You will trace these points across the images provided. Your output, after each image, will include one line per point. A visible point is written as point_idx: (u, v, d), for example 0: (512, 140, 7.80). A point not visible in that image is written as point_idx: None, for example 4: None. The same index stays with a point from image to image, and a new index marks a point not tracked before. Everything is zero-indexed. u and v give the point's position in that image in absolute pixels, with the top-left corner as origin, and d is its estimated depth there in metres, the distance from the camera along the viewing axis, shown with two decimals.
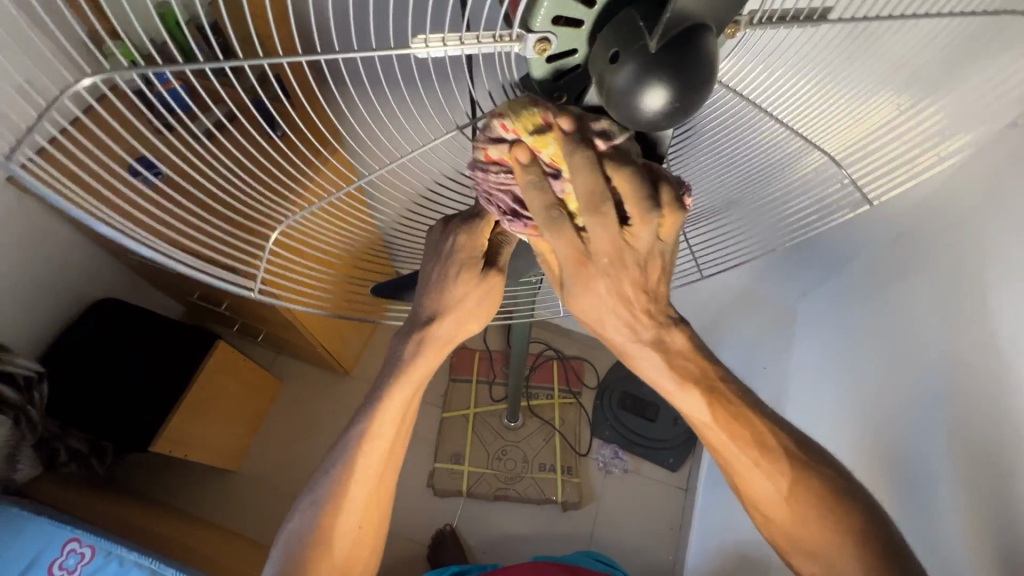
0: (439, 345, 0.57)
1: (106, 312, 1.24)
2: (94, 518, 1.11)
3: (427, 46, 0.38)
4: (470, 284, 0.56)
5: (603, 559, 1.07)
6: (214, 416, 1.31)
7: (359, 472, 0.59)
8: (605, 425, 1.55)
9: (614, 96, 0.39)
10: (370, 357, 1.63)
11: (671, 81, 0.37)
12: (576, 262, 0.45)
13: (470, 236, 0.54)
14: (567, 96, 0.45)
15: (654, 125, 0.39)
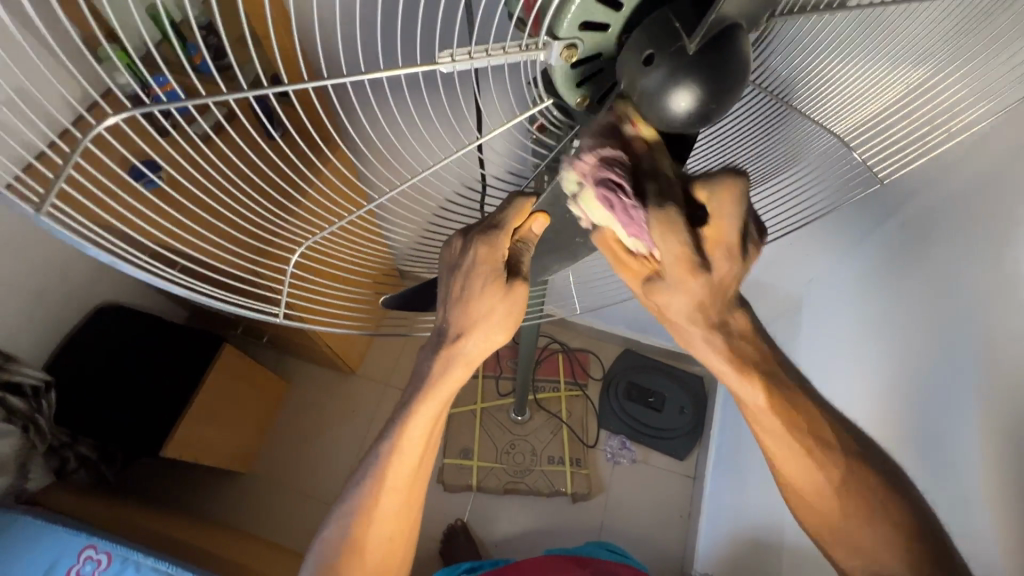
0: (466, 361, 0.57)
1: (112, 318, 1.24)
2: (107, 523, 1.11)
3: (453, 61, 0.38)
4: (494, 297, 0.55)
5: (614, 548, 1.07)
6: (223, 417, 1.32)
7: (388, 485, 0.59)
8: (612, 416, 1.56)
9: (643, 95, 0.40)
10: (375, 354, 1.63)
11: (701, 83, 0.38)
12: (682, 266, 0.43)
13: (490, 246, 0.53)
14: (587, 99, 0.44)
15: (680, 124, 0.41)
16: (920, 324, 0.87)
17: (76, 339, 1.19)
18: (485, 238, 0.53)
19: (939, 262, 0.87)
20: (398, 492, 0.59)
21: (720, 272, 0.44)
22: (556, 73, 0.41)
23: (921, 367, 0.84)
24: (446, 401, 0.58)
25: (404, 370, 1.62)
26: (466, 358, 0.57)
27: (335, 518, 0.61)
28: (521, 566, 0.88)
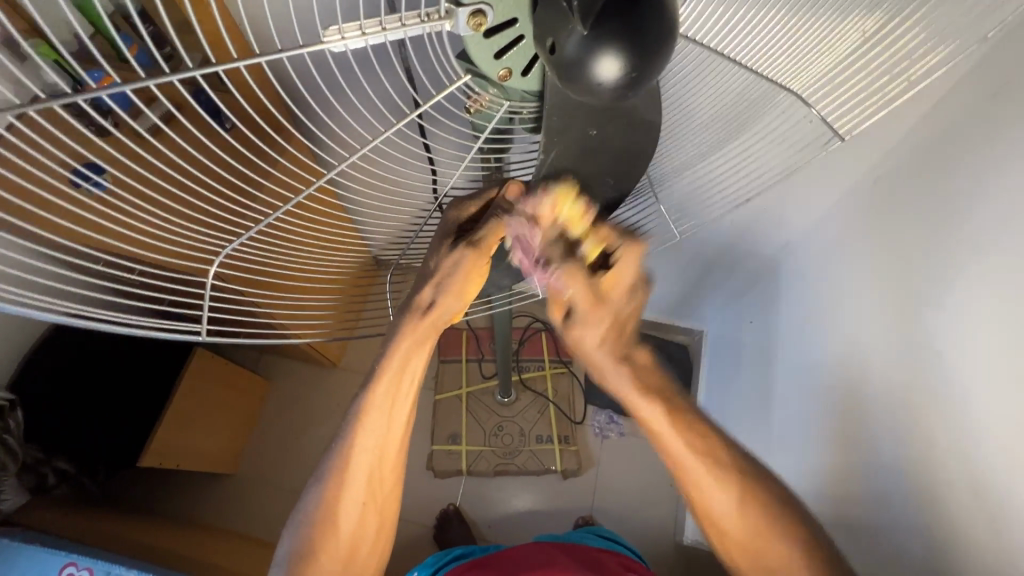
0: (428, 318, 0.56)
1: (79, 329, 1.18)
2: (92, 538, 1.09)
3: (344, 38, 0.34)
4: (449, 250, 0.55)
5: (606, 535, 1.06)
6: (203, 421, 1.28)
7: (358, 447, 0.60)
8: (599, 391, 1.55)
9: (564, 68, 0.35)
10: (356, 345, 1.61)
11: (629, 45, 0.33)
12: (589, 302, 0.49)
13: (457, 208, 0.57)
14: (509, 71, 0.41)
15: (611, 96, 0.36)
16: (902, 286, 0.86)
17: (45, 353, 1.14)
18: (455, 206, 0.57)
19: (919, 221, 0.86)
20: (369, 460, 0.61)
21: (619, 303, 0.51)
22: (469, 44, 0.38)
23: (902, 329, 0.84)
24: (412, 362, 0.58)
25: None
26: (422, 322, 0.56)
27: (310, 494, 0.62)
28: (507, 555, 0.87)
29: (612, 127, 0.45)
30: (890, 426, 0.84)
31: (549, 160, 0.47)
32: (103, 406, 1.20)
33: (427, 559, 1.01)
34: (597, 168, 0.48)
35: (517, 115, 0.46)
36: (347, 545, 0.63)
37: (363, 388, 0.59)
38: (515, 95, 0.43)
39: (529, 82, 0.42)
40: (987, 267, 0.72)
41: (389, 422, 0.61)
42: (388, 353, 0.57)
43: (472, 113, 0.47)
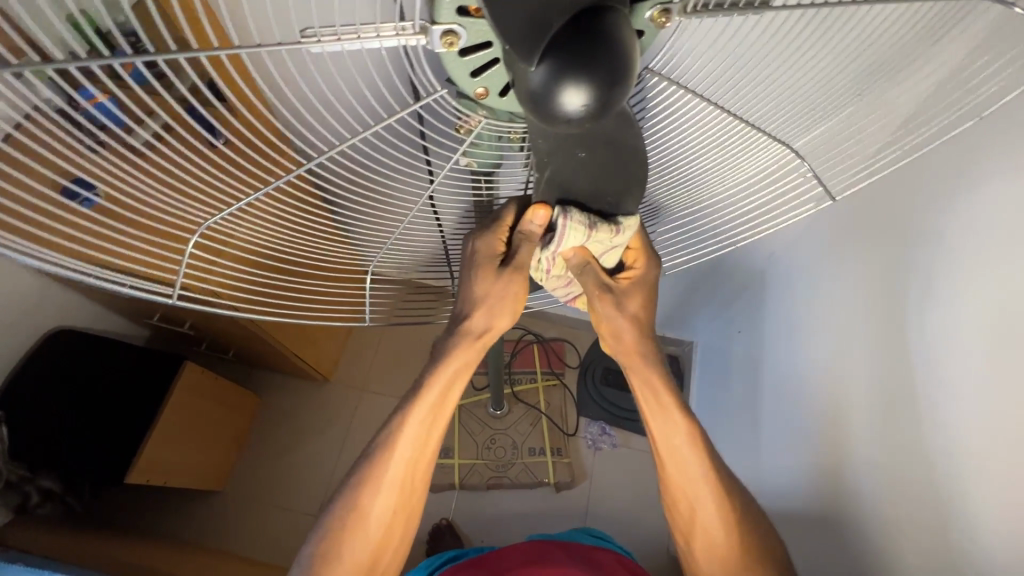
0: (476, 337, 0.59)
1: (71, 341, 1.19)
2: (77, 557, 1.06)
3: (321, 42, 0.35)
4: (489, 281, 0.57)
5: (596, 532, 1.07)
6: (191, 439, 1.27)
7: (396, 453, 0.60)
8: (591, 403, 1.56)
9: (531, 104, 0.33)
10: (349, 360, 1.61)
11: (593, 73, 0.31)
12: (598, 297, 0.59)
13: (484, 241, 0.56)
14: (487, 90, 0.40)
15: (583, 126, 0.34)
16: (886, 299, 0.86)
17: (34, 368, 1.13)
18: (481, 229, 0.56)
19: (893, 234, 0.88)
20: (403, 467, 0.61)
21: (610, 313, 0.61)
22: (446, 62, 0.37)
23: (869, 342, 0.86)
24: (459, 375, 0.60)
25: (380, 374, 1.60)
26: (477, 343, 0.59)
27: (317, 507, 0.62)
28: (506, 550, 0.87)
29: (604, 147, 0.44)
30: (866, 430, 0.85)
31: (541, 180, 0.47)
32: (91, 421, 1.18)
33: (421, 564, 0.98)
34: (592, 183, 0.46)
35: (506, 134, 0.47)
36: (370, 552, 0.62)
37: (408, 399, 0.60)
38: (502, 117, 0.44)
39: (508, 101, 0.41)
40: (962, 277, 0.73)
41: (429, 433, 0.61)
42: (441, 363, 0.59)
43: (462, 134, 0.47)
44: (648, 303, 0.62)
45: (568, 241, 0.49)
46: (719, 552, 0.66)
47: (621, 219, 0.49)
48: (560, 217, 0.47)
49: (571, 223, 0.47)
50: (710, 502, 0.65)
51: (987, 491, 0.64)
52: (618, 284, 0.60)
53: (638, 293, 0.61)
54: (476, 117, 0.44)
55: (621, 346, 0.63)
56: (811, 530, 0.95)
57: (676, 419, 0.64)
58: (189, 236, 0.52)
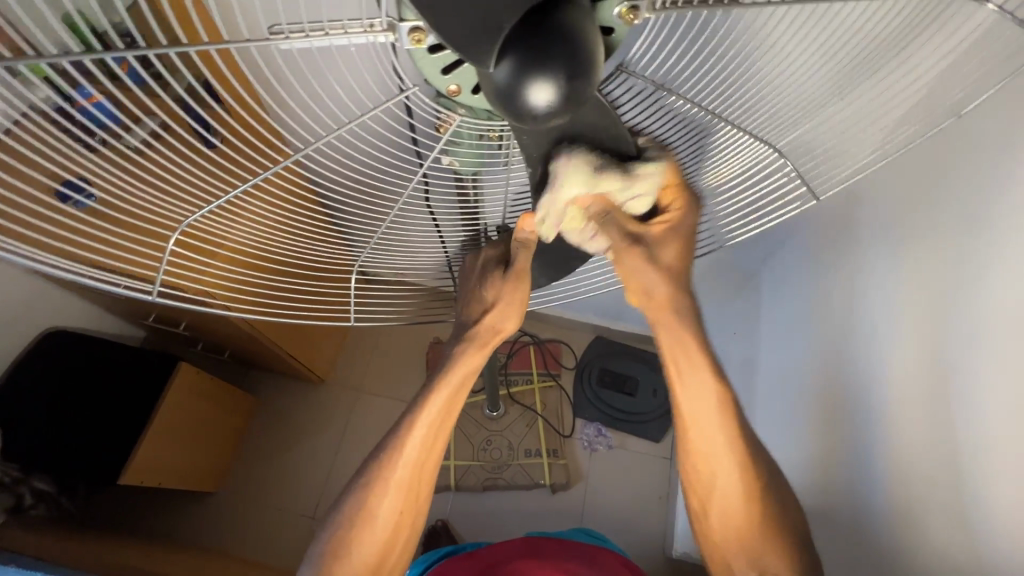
0: (485, 339, 0.60)
1: (69, 342, 1.20)
2: (69, 558, 1.06)
3: (289, 39, 0.35)
4: (495, 285, 0.60)
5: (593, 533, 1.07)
6: (186, 439, 1.27)
7: (402, 458, 0.60)
8: (587, 404, 1.55)
9: (499, 100, 0.33)
10: (345, 361, 1.61)
11: (554, 69, 0.31)
12: (625, 250, 0.56)
13: (483, 254, 0.62)
14: (460, 87, 0.40)
15: (551, 121, 0.34)
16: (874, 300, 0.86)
17: (28, 369, 1.14)
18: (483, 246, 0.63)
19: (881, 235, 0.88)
20: (408, 472, 0.61)
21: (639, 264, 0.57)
22: (416, 60, 0.37)
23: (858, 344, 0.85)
24: (466, 381, 0.60)
25: (375, 376, 1.60)
26: (487, 346, 0.61)
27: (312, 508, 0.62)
28: (503, 545, 0.87)
29: (584, 139, 0.45)
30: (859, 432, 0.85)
31: (528, 176, 0.46)
32: (85, 422, 1.18)
33: (418, 560, 0.97)
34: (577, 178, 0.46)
35: (485, 133, 0.46)
36: (372, 558, 0.62)
37: (415, 404, 0.60)
38: (480, 115, 0.44)
39: (480, 99, 0.41)
40: (949, 277, 0.73)
41: (436, 438, 0.61)
42: (449, 369, 0.59)
43: (441, 132, 0.47)
44: (683, 253, 0.58)
45: (572, 180, 0.45)
46: (710, 554, 0.66)
47: (638, 166, 0.48)
48: (563, 159, 0.44)
49: (572, 166, 0.44)
50: (736, 487, 0.63)
51: (974, 492, 0.64)
52: (649, 231, 0.57)
53: (671, 242, 0.57)
54: (453, 116, 0.44)
55: (651, 302, 0.59)
56: None
57: (707, 385, 0.61)
58: (174, 233, 0.51)
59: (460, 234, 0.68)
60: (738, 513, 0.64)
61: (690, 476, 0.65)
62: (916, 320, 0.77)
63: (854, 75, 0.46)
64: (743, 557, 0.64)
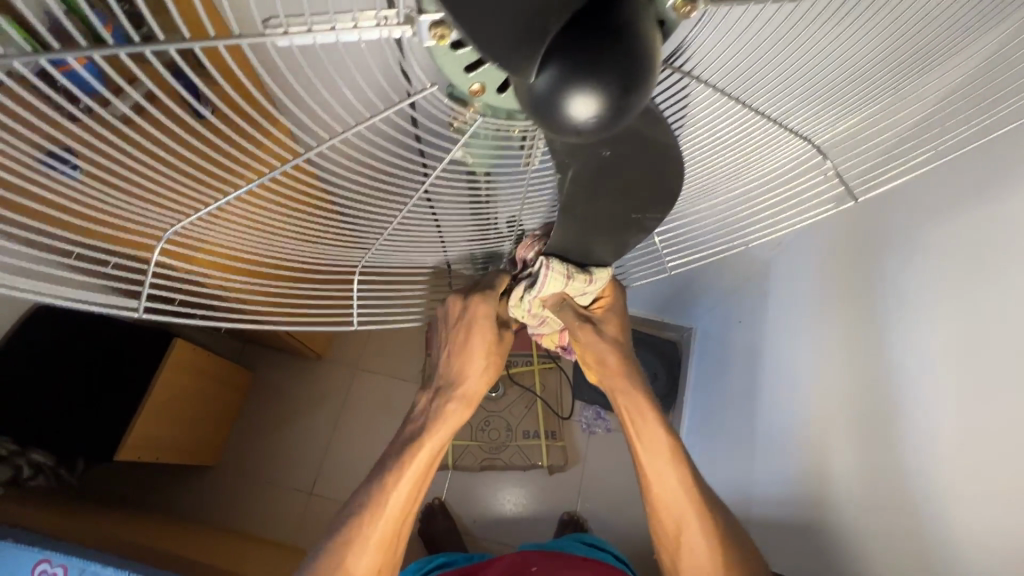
0: (467, 400, 0.62)
1: (58, 318, 1.17)
2: (67, 532, 1.06)
3: (289, 34, 0.31)
4: (486, 345, 0.61)
5: (588, 540, 1.06)
6: (183, 415, 1.25)
7: (383, 510, 0.59)
8: (587, 386, 1.55)
9: (537, 111, 0.29)
10: (343, 337, 1.59)
11: (600, 78, 0.27)
12: (577, 325, 0.61)
13: (481, 304, 0.59)
14: (483, 87, 0.36)
15: (597, 135, 0.30)
16: (888, 301, 0.82)
17: (20, 342, 1.11)
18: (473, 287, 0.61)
19: (901, 228, 0.83)
20: (387, 527, 0.59)
21: (591, 343, 0.63)
22: (437, 57, 0.33)
23: (869, 350, 0.84)
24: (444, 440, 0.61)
25: (373, 353, 1.58)
26: (465, 408, 0.62)
27: None
28: (488, 561, 0.87)
29: (631, 145, 0.39)
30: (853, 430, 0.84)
31: (563, 181, 0.42)
32: (80, 397, 1.16)
33: (411, 565, 0.99)
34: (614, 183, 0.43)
35: (504, 131, 0.42)
36: None
37: (393, 457, 0.60)
38: (499, 114, 0.40)
39: (505, 99, 0.37)
40: (973, 275, 0.70)
41: (415, 493, 0.60)
42: (433, 426, 0.60)
43: (454, 129, 0.42)
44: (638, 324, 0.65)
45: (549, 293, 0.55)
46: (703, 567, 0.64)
47: (594, 269, 0.55)
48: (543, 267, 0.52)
49: (552, 272, 0.52)
50: None
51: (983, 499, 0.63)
52: (594, 313, 0.63)
53: (611, 319, 0.64)
54: (469, 114, 0.40)
55: (607, 371, 0.64)
56: None
57: (659, 435, 0.64)
58: (160, 229, 0.47)
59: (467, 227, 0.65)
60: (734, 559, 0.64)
61: (660, 506, 0.64)
62: (926, 325, 0.75)
63: (908, 74, 0.45)
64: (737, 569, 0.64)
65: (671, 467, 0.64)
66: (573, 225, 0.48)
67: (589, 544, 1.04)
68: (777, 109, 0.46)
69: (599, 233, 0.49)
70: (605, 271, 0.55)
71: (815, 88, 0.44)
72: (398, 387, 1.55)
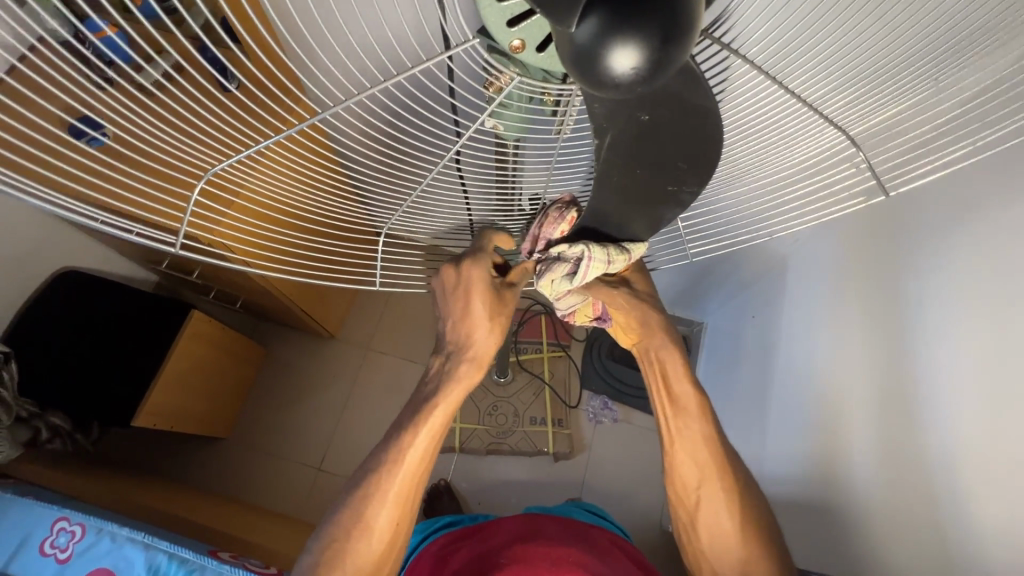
0: (477, 357, 0.60)
1: (79, 287, 1.19)
2: (84, 495, 1.09)
3: None
4: (487, 301, 0.59)
5: (594, 508, 1.07)
6: (197, 386, 1.27)
7: (401, 460, 0.60)
8: (595, 376, 1.55)
9: (577, 64, 0.29)
10: (355, 317, 1.61)
11: (641, 30, 0.27)
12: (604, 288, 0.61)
13: (477, 263, 0.59)
14: (523, 44, 0.36)
15: (634, 92, 0.30)
16: (917, 295, 0.81)
17: (43, 308, 1.14)
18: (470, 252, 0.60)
19: (929, 227, 0.83)
20: (404, 476, 0.60)
21: (621, 301, 0.62)
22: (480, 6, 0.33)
23: (888, 346, 0.84)
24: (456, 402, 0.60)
25: (384, 335, 1.59)
26: (470, 365, 0.60)
27: None
28: (495, 525, 0.87)
29: (672, 109, 0.39)
30: (867, 425, 0.85)
31: (602, 146, 0.42)
32: (100, 364, 1.19)
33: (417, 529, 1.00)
34: (654, 152, 0.42)
35: (539, 97, 0.43)
36: (375, 550, 0.61)
37: (412, 414, 0.60)
38: (535, 75, 0.40)
39: (543, 60, 0.37)
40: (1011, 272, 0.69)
41: (431, 448, 0.60)
42: (448, 386, 0.59)
43: (491, 92, 0.43)
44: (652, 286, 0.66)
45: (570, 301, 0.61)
46: (713, 544, 0.65)
47: (628, 245, 0.51)
48: (585, 258, 0.49)
49: (595, 262, 0.49)
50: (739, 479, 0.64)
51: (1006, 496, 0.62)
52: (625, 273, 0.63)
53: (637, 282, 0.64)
54: (507, 74, 0.40)
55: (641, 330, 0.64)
56: (808, 523, 0.95)
57: (689, 399, 0.63)
58: (196, 186, 0.48)
59: (490, 203, 0.65)
60: (721, 516, 0.64)
61: (677, 479, 0.65)
62: (953, 322, 0.74)
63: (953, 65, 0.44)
64: (729, 535, 0.64)
65: (695, 438, 0.63)
66: (609, 197, 0.47)
67: (592, 510, 1.06)
68: (811, 93, 0.46)
69: (629, 210, 0.49)
70: (643, 246, 0.51)
71: (851, 73, 0.44)
72: (407, 369, 1.56)
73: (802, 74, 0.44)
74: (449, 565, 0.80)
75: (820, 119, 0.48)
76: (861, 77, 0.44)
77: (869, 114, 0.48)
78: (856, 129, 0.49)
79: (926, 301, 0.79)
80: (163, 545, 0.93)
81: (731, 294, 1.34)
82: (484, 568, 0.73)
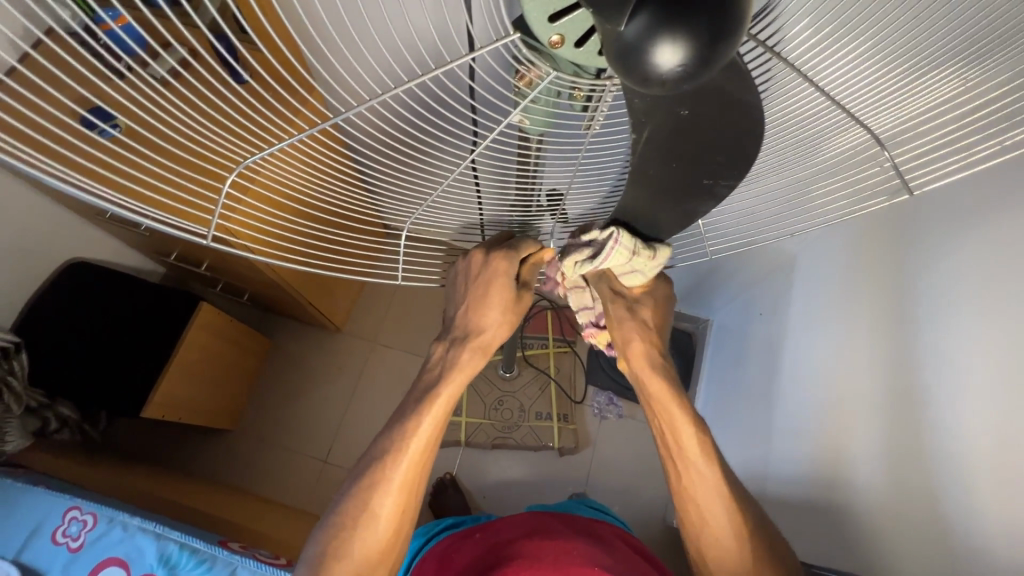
0: (481, 350, 0.62)
1: (87, 278, 1.19)
2: (94, 485, 1.09)
3: None
4: (503, 298, 0.60)
5: (593, 505, 1.07)
6: (205, 378, 1.28)
7: (406, 451, 0.60)
8: (600, 372, 1.55)
9: (620, 60, 0.29)
10: (361, 310, 1.61)
11: (689, 26, 0.27)
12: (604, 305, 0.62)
13: (509, 262, 0.59)
14: (562, 39, 0.36)
15: (677, 88, 0.30)
16: (929, 291, 0.81)
17: (53, 298, 1.14)
18: (494, 242, 0.62)
19: (945, 225, 0.82)
20: (408, 467, 0.60)
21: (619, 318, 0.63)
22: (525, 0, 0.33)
23: (899, 343, 0.83)
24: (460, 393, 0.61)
25: (390, 329, 1.60)
26: (475, 358, 0.61)
27: None
28: (501, 523, 0.88)
29: (709, 104, 0.39)
30: (873, 421, 0.85)
31: (637, 141, 0.42)
32: (108, 355, 1.19)
33: (419, 534, 1.00)
34: (693, 142, 0.42)
35: (569, 91, 0.43)
36: (377, 544, 0.61)
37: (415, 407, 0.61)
38: (566, 69, 0.40)
39: (582, 55, 0.37)
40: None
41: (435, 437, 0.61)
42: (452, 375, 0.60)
43: (520, 85, 0.44)
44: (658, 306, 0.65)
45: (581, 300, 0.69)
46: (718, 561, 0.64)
47: (655, 246, 0.54)
48: (613, 237, 0.50)
49: (620, 245, 0.50)
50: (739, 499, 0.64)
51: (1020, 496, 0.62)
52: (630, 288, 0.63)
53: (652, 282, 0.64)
54: (544, 68, 0.40)
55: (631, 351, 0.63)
56: (812, 519, 0.96)
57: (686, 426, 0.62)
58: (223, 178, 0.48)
59: (509, 198, 0.65)
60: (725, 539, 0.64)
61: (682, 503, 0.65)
62: (966, 320, 0.74)
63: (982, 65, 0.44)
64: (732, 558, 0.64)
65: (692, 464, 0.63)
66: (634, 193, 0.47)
67: (594, 507, 1.06)
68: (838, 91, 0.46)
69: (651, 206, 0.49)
70: (667, 249, 0.54)
71: (881, 70, 0.44)
72: (413, 363, 1.57)
73: (831, 70, 0.45)
74: (457, 559, 0.80)
75: (847, 117, 0.48)
76: (890, 75, 0.45)
77: (895, 112, 0.48)
78: (881, 126, 0.49)
79: (939, 297, 0.79)
80: (174, 536, 0.94)
81: (738, 291, 1.34)
82: (490, 565, 0.73)
